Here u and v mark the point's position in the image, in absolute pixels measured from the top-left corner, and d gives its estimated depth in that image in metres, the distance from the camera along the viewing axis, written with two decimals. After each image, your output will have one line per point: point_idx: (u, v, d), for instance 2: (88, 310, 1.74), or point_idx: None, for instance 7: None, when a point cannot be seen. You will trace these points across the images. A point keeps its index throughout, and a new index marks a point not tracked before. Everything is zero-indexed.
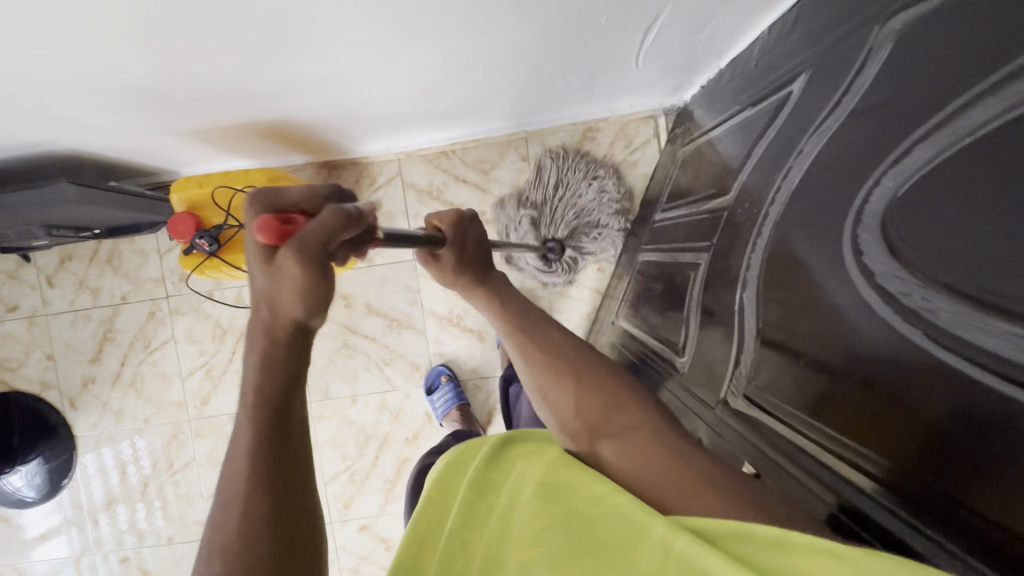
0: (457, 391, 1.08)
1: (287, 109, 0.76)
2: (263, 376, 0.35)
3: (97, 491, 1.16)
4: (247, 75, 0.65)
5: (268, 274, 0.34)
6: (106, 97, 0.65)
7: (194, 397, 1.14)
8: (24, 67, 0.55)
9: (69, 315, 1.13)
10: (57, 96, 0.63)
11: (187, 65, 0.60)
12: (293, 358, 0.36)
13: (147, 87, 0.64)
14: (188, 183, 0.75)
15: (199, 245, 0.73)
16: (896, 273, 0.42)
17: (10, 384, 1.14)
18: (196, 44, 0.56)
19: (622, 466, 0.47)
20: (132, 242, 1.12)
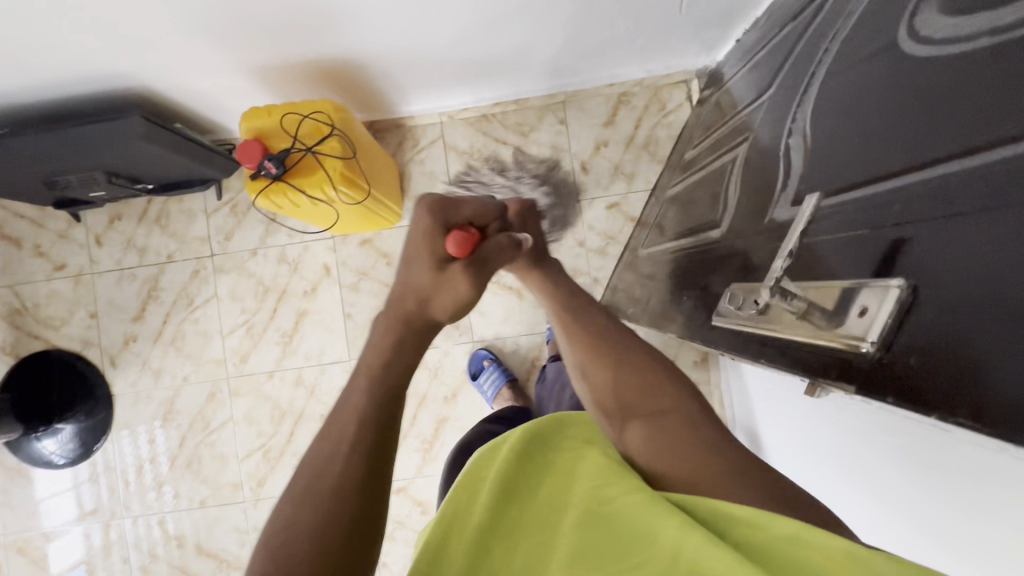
0: (502, 369, 1.09)
1: (353, 45, 0.80)
2: (397, 333, 0.48)
3: (130, 452, 1.15)
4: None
5: (438, 280, 0.50)
6: (187, 22, 0.68)
7: (234, 354, 1.14)
8: None
9: (115, 274, 1.15)
10: (142, 16, 0.65)
11: None
12: (417, 332, 0.49)
13: (227, 7, 0.66)
14: (256, 113, 0.79)
15: (265, 168, 0.75)
16: (954, 21, 0.39)
17: (53, 343, 1.15)
18: None
19: (653, 447, 0.52)
20: (181, 203, 1.15)
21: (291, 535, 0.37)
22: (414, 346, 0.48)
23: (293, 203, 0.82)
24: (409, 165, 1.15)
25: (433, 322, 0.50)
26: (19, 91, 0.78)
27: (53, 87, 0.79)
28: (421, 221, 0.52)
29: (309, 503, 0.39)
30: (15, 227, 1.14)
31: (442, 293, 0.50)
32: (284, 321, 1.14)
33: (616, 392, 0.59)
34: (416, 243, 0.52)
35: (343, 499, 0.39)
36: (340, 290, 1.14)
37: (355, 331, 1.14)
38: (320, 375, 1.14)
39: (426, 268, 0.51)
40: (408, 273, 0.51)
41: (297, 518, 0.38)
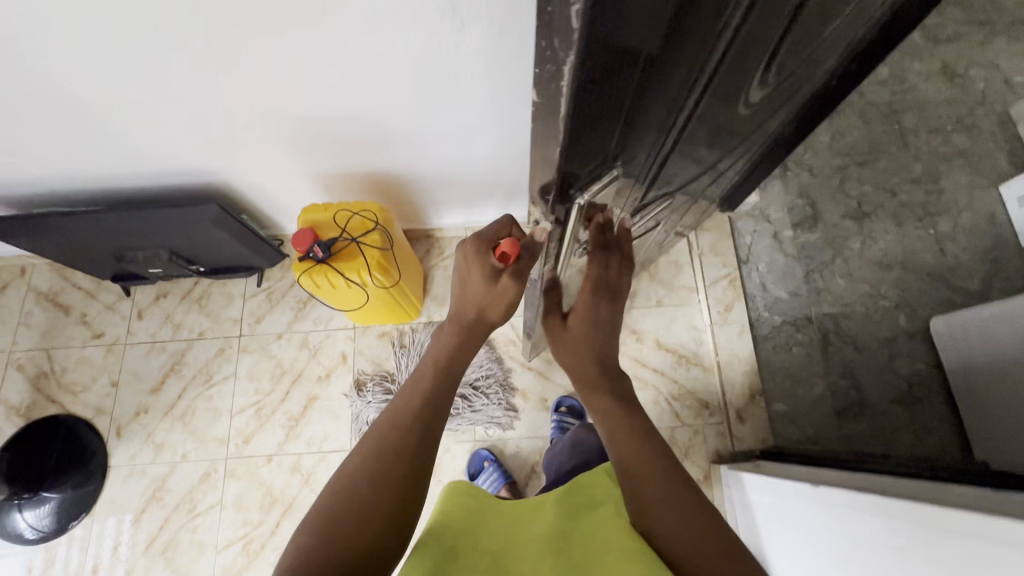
0: (502, 470, 1.08)
1: (404, 160, 0.97)
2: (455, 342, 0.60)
3: (109, 531, 1.10)
4: (385, 124, 0.85)
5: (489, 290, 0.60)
6: (279, 130, 0.85)
7: (238, 434, 1.15)
8: (248, 94, 0.75)
9: (146, 346, 1.22)
10: (247, 124, 0.82)
11: (352, 105, 0.79)
12: (471, 334, 0.61)
13: (316, 120, 0.83)
14: (315, 208, 0.93)
15: (314, 250, 0.87)
16: None
17: (66, 408, 1.18)
18: (369, 90, 0.76)
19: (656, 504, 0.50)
20: (223, 287, 1.26)
21: (357, 477, 0.48)
22: (468, 350, 0.61)
23: (331, 285, 0.92)
24: (433, 269, 1.27)
25: (483, 325, 0.62)
26: (125, 176, 0.95)
27: (152, 175, 0.95)
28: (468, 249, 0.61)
29: (373, 454, 0.50)
30: (69, 296, 1.25)
31: (493, 301, 0.61)
32: (293, 405, 1.17)
33: (622, 452, 0.53)
34: (468, 259, 0.61)
35: (396, 454, 0.50)
36: (353, 378, 1.18)
37: (360, 419, 1.15)
38: (318, 463, 1.13)
39: (476, 281, 0.60)
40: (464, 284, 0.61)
41: (360, 460, 0.50)
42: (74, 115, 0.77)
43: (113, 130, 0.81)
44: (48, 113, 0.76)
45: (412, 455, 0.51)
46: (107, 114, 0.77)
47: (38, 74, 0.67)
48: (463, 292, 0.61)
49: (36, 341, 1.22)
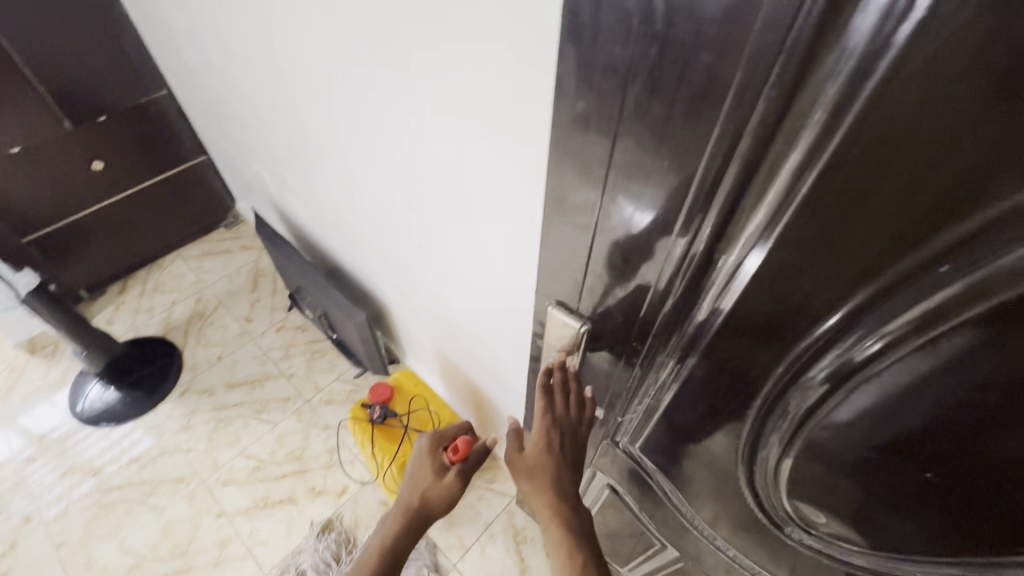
0: None
1: (498, 396, 0.96)
2: (394, 524, 0.64)
3: (103, 451, 1.25)
4: (497, 364, 0.87)
5: (432, 480, 0.66)
6: (426, 295, 0.93)
7: (227, 470, 1.21)
8: (418, 268, 0.87)
9: (259, 350, 1.43)
10: (412, 283, 0.95)
11: (480, 333, 0.84)
12: (420, 524, 0.65)
13: (453, 320, 0.90)
14: (410, 377, 0.99)
15: (373, 409, 0.92)
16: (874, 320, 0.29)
17: (184, 347, 1.43)
18: (495, 337, 0.80)
19: None
20: (336, 357, 1.42)
21: None
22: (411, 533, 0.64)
23: (359, 443, 0.93)
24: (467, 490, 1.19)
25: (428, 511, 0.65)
26: (333, 239, 1.14)
27: (347, 260, 1.15)
28: (422, 447, 0.70)
29: None
30: (265, 284, 1.58)
31: (435, 490, 0.66)
32: (275, 489, 1.18)
33: None
34: (421, 455, 0.69)
35: None
36: (328, 515, 1.14)
37: (295, 556, 1.09)
38: (237, 557, 1.09)
39: (425, 474, 0.67)
40: (414, 475, 0.67)
41: None
42: (313, 171, 0.95)
43: (342, 224, 1.03)
44: (317, 189, 1.00)
45: None
46: (341, 213, 0.98)
47: (324, 168, 0.90)
48: (410, 483, 0.67)
49: (222, 294, 1.56)
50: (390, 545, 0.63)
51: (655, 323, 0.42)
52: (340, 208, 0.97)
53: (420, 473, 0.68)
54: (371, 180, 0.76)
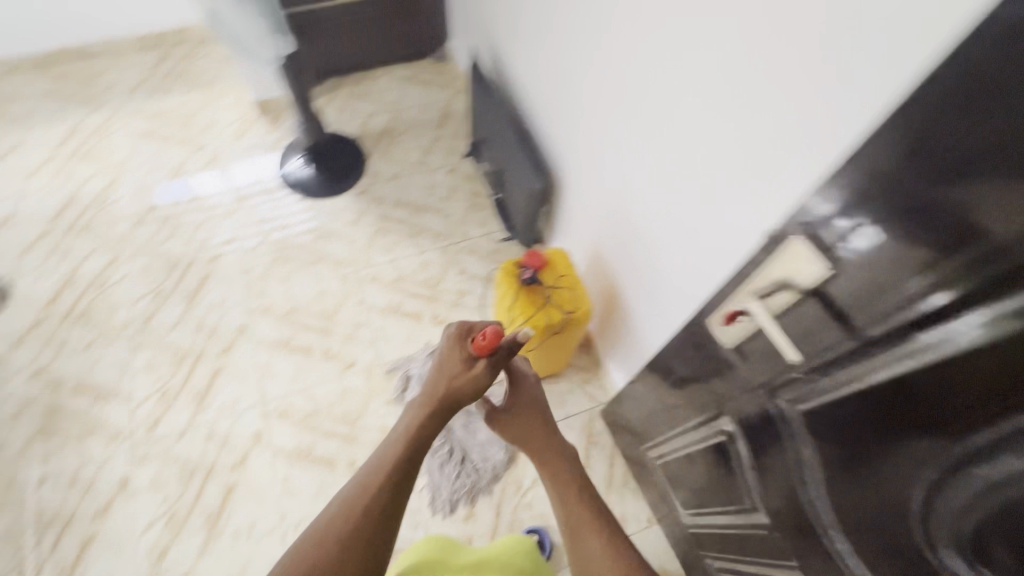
0: None
1: (636, 304, 0.98)
2: (421, 414, 0.66)
3: (291, 212, 1.47)
4: (655, 272, 0.88)
5: (461, 370, 0.70)
6: (610, 183, 0.93)
7: (375, 270, 1.39)
8: (619, 152, 0.86)
9: (428, 182, 1.54)
10: (601, 166, 0.95)
11: (653, 236, 0.84)
12: (446, 412, 0.68)
13: (629, 215, 0.91)
14: (564, 258, 1.01)
15: (526, 270, 0.96)
16: None
17: (371, 154, 1.58)
18: (670, 243, 0.79)
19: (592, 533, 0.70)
20: (490, 215, 1.49)
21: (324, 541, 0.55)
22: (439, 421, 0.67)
23: (501, 292, 0.99)
24: (561, 377, 1.27)
25: (457, 400, 0.70)
26: (539, 112, 1.17)
27: (542, 125, 1.17)
28: (449, 339, 0.72)
29: (342, 512, 0.57)
30: (451, 125, 1.66)
31: (462, 378, 0.70)
32: (408, 301, 1.34)
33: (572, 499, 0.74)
34: (448, 347, 0.72)
35: (363, 514, 0.57)
36: (442, 341, 1.29)
37: (407, 360, 1.26)
38: (364, 339, 1.29)
39: (455, 364, 0.71)
40: (445, 366, 0.70)
41: (332, 522, 0.56)
42: (562, 40, 0.95)
43: (556, 88, 1.03)
44: (550, 43, 1.00)
45: (386, 505, 0.58)
46: (563, 76, 0.98)
47: (572, 22, 0.88)
48: (438, 372, 0.70)
49: (413, 120, 1.67)
50: (419, 429, 0.65)
51: (910, 308, 0.40)
52: (567, 88, 0.98)
53: (450, 360, 0.71)
54: (625, 49, 0.75)
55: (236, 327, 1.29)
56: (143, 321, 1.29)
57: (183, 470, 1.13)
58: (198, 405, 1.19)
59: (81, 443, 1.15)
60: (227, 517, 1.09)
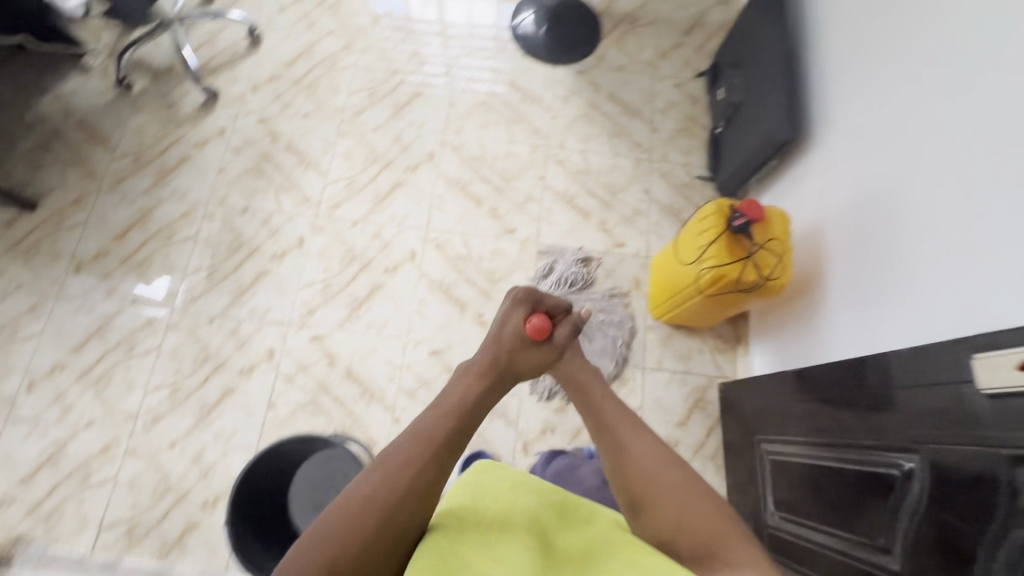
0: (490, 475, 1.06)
1: (843, 295, 0.89)
2: (475, 382, 0.57)
3: (508, 65, 1.45)
4: (892, 270, 0.78)
5: (513, 342, 0.64)
6: (891, 154, 0.81)
7: (564, 154, 1.36)
8: (928, 124, 0.73)
9: (649, 88, 1.44)
10: (889, 133, 0.82)
11: (918, 230, 0.73)
12: (504, 381, 0.61)
13: (895, 197, 0.79)
14: (782, 220, 0.92)
15: (739, 217, 0.89)
16: None
17: (605, 36, 1.48)
18: (941, 244, 0.69)
19: (666, 486, 0.53)
20: (697, 147, 1.38)
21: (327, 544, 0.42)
22: (495, 394, 0.58)
23: (700, 232, 0.93)
24: (698, 334, 1.21)
25: (512, 373, 0.62)
26: (827, 52, 0.99)
27: (819, 64, 1.02)
28: (507, 310, 0.67)
29: (349, 505, 0.44)
30: (697, 35, 1.49)
31: (522, 355, 0.64)
32: (582, 197, 1.32)
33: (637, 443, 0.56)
34: (508, 321, 0.66)
35: (377, 506, 0.44)
36: (599, 249, 1.27)
37: (560, 250, 1.27)
38: (530, 214, 1.30)
39: (506, 335, 0.65)
40: (500, 335, 0.64)
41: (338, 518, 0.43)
42: None
43: (874, 25, 0.88)
44: None
45: (403, 491, 0.45)
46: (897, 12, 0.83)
47: None
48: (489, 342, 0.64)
49: (661, 15, 1.51)
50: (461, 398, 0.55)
51: None
52: (893, 66, 0.82)
53: (508, 330, 0.65)
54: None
55: (425, 153, 1.35)
56: (353, 113, 1.39)
57: (346, 254, 1.26)
58: (375, 207, 1.30)
59: (278, 195, 1.31)
60: (366, 309, 1.22)
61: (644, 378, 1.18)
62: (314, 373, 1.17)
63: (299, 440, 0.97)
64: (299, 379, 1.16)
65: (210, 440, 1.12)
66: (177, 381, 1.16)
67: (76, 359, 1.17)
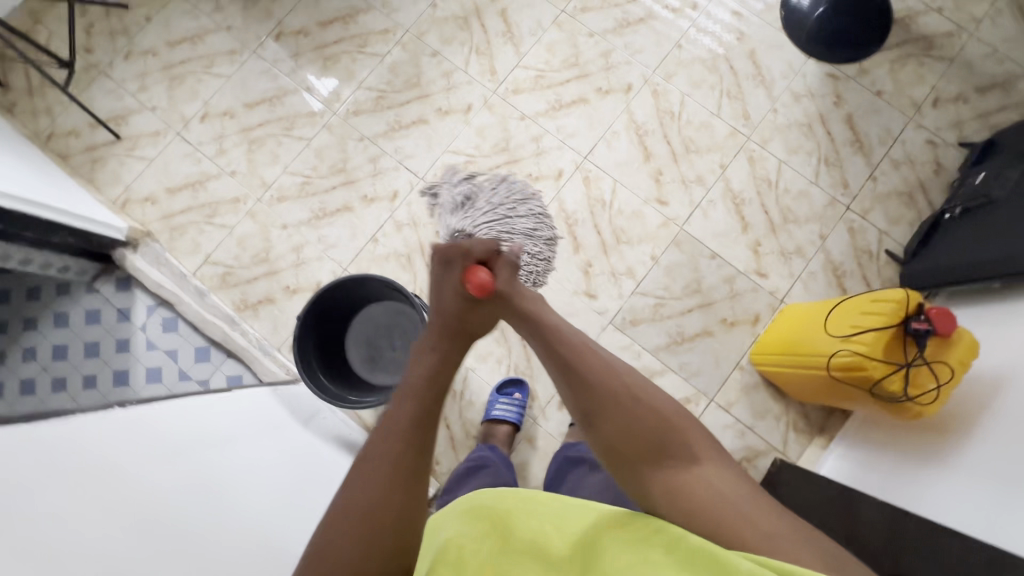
0: (518, 408, 1.08)
1: (1019, 449, 0.73)
2: (433, 358, 0.55)
3: (758, 31, 1.27)
4: None
5: (460, 303, 0.58)
6: None
7: (760, 154, 1.21)
8: None
9: (895, 131, 1.22)
10: None
11: None
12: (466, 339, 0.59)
13: None
14: (967, 351, 0.78)
15: (921, 321, 0.77)
16: None
17: (884, 48, 1.24)
18: None
19: (646, 415, 0.56)
20: (907, 220, 1.18)
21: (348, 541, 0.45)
22: (455, 355, 0.57)
23: (864, 313, 0.80)
24: (785, 401, 1.11)
25: (471, 334, 0.59)
26: None
27: None
28: (437, 272, 0.59)
29: (354, 504, 0.46)
30: (991, 98, 1.22)
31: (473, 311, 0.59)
32: (752, 208, 1.19)
33: (597, 365, 0.58)
34: (446, 285, 0.59)
35: (385, 506, 0.46)
36: (737, 267, 1.16)
37: (697, 247, 1.17)
38: (690, 196, 1.20)
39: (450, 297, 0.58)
40: (442, 299, 0.58)
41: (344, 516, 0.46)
42: None
43: None
44: None
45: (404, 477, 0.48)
46: None
47: None
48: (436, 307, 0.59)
49: (964, 55, 1.24)
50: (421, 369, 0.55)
51: None
52: None
53: (451, 293, 0.58)
54: None
55: (623, 82, 1.25)
56: (578, 8, 1.29)
57: (500, 142, 1.23)
58: (549, 111, 1.24)
59: (470, 53, 1.28)
60: None
61: (707, 410, 1.11)
62: (420, 232, 1.20)
63: (385, 284, 1.00)
64: (406, 231, 1.20)
65: (312, 240, 1.20)
66: (309, 175, 1.24)
67: (244, 114, 1.27)
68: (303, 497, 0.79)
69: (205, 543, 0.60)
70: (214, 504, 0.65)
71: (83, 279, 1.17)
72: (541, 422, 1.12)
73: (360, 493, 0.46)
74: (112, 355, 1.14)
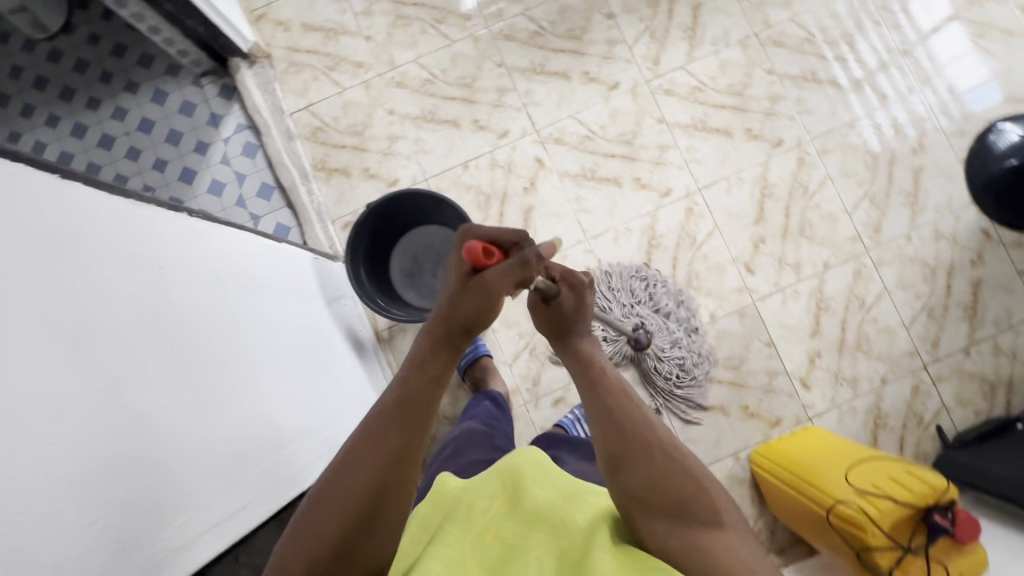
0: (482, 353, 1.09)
1: None
2: (436, 346, 0.56)
3: (935, 151, 1.16)
4: None
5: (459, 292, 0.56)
6: None
7: (869, 272, 1.13)
8: None
9: (1014, 318, 1.12)
10: None
11: None
12: (464, 330, 0.57)
13: None
14: (968, 567, 0.75)
15: (947, 516, 0.74)
16: None
17: None
18: None
19: (665, 470, 0.54)
20: (975, 407, 1.10)
21: (326, 495, 0.49)
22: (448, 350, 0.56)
23: (891, 479, 0.78)
24: (760, 508, 1.09)
25: (463, 325, 0.56)
26: None
27: None
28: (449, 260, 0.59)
29: (343, 464, 0.50)
30: None
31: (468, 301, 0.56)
32: (831, 319, 1.12)
33: (630, 414, 0.57)
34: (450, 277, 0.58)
35: (365, 480, 0.49)
36: (785, 366, 1.12)
37: (759, 329, 1.12)
38: (779, 277, 1.13)
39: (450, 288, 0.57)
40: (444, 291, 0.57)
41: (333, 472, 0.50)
42: None
43: None
44: None
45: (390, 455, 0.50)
46: None
47: None
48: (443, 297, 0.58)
49: None
50: (420, 356, 0.55)
51: None
52: None
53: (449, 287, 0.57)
54: None
55: (776, 134, 1.17)
56: (772, 39, 1.19)
57: (627, 134, 1.17)
58: (689, 127, 1.17)
59: (643, 32, 1.20)
60: (586, 185, 1.16)
61: None
62: (510, 180, 1.17)
63: (458, 215, 0.98)
64: (497, 172, 1.17)
65: (409, 138, 1.19)
66: (435, 76, 1.20)
67: None
68: (304, 382, 0.79)
69: (217, 373, 0.60)
70: (228, 342, 0.64)
71: (194, 70, 1.18)
72: (530, 407, 1.12)
73: (352, 464, 0.50)
74: (188, 151, 1.17)
